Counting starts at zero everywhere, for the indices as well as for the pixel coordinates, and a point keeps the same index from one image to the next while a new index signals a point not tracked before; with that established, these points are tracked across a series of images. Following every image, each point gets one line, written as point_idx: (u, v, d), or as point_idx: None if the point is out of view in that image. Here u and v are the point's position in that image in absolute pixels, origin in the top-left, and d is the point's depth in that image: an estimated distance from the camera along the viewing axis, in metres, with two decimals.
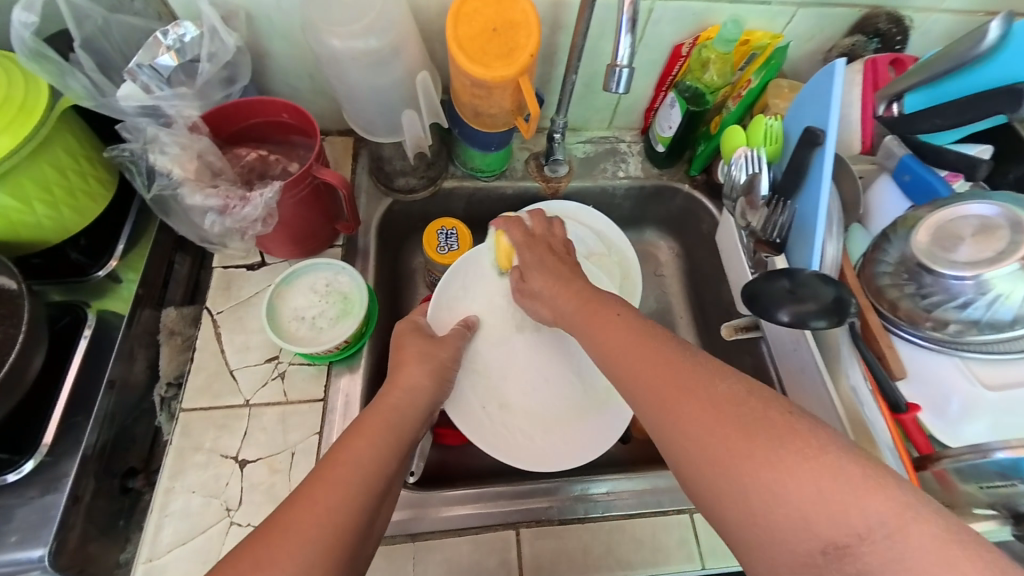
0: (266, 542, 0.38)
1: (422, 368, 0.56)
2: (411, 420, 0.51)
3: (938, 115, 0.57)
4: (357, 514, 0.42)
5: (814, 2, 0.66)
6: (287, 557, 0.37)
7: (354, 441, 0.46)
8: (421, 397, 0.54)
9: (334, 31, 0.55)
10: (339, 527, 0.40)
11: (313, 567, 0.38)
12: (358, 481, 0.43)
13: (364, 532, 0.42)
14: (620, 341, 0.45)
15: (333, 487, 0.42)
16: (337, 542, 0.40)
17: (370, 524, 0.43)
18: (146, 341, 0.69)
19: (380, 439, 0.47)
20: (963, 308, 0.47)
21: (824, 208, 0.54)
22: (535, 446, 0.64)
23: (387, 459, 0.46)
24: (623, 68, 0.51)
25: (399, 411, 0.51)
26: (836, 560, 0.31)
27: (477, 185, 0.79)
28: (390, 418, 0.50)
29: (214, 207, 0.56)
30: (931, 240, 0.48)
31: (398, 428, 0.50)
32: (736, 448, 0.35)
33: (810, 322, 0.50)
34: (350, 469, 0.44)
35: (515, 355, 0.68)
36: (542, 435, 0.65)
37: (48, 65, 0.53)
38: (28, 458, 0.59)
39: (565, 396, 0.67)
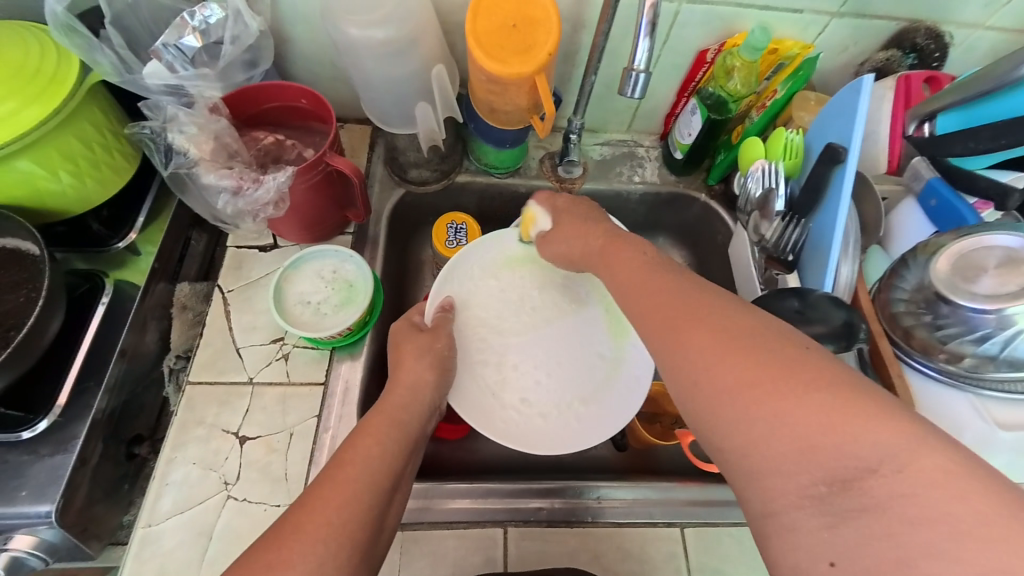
0: (283, 543, 0.37)
1: (422, 363, 0.57)
2: (415, 419, 0.53)
3: (971, 138, 0.54)
4: (368, 511, 0.42)
5: (849, 13, 0.63)
6: (300, 557, 0.37)
7: (359, 442, 0.47)
8: (422, 394, 0.55)
9: (353, 20, 0.55)
10: (352, 524, 0.40)
11: (326, 565, 0.37)
12: (366, 478, 0.43)
13: (375, 528, 0.42)
14: (629, 273, 0.44)
15: (343, 485, 0.42)
16: (351, 538, 0.39)
17: (381, 520, 0.43)
18: (158, 314, 0.71)
19: (386, 440, 0.48)
20: (980, 342, 0.45)
21: (841, 228, 0.52)
22: (547, 429, 0.63)
23: (394, 458, 0.47)
24: (639, 72, 0.50)
25: (402, 409, 0.52)
26: (841, 494, 0.29)
27: (491, 181, 0.79)
28: (392, 418, 0.51)
29: (227, 187, 0.57)
30: (951, 269, 0.46)
31: (401, 427, 0.50)
32: (736, 377, 0.33)
33: (817, 346, 0.49)
34: (358, 468, 0.44)
35: (525, 344, 0.67)
36: (552, 420, 0.64)
37: (77, 39, 0.55)
38: (42, 417, 0.60)
39: (576, 378, 0.66)
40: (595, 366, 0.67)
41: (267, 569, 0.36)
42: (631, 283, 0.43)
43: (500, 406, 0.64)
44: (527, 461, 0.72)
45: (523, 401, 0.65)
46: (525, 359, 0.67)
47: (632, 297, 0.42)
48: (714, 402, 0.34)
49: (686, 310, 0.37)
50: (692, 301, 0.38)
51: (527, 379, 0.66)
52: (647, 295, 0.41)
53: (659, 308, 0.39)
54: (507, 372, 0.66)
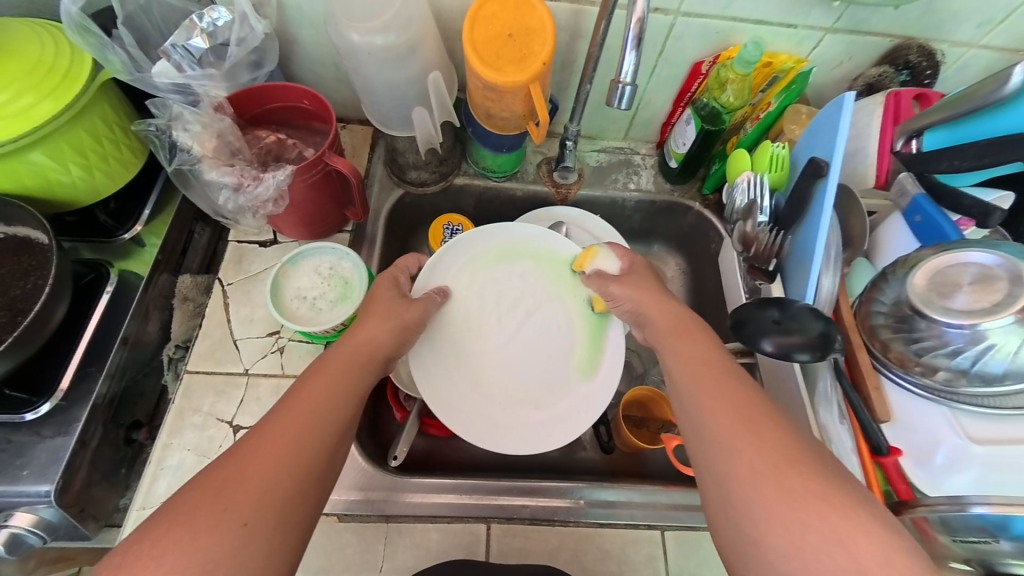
0: (235, 462, 0.40)
1: (385, 325, 0.55)
2: (375, 362, 0.52)
3: (957, 156, 0.55)
4: (321, 444, 0.43)
5: (841, 29, 0.65)
6: (252, 477, 0.39)
7: (314, 379, 0.48)
8: (381, 346, 0.54)
9: (354, 26, 0.57)
10: (303, 454, 0.42)
11: (276, 486, 0.40)
12: (321, 413, 0.45)
13: (330, 460, 0.44)
14: (688, 361, 0.48)
15: (295, 419, 0.44)
16: (302, 466, 0.41)
17: (335, 454, 0.44)
18: (160, 304, 0.74)
19: (341, 380, 0.48)
20: (953, 356, 0.46)
21: (822, 242, 0.53)
22: (529, 424, 0.66)
23: (348, 396, 0.47)
24: (626, 85, 0.51)
25: (363, 354, 0.52)
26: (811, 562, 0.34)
27: (488, 185, 0.80)
28: (352, 358, 0.51)
29: (229, 184, 0.59)
30: (928, 285, 0.47)
31: (359, 368, 0.50)
32: (796, 498, 0.36)
33: (793, 355, 0.50)
34: (311, 406, 0.45)
35: (509, 341, 0.69)
36: (532, 413, 0.66)
37: (91, 39, 0.57)
38: (45, 400, 0.62)
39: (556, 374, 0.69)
40: (568, 359, 0.70)
41: (222, 485, 0.38)
42: (695, 375, 0.46)
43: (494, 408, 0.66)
44: (514, 460, 0.74)
45: (512, 400, 0.67)
46: (512, 358, 0.69)
47: (698, 391, 0.45)
48: (760, 503, 0.37)
49: (754, 422, 0.41)
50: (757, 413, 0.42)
51: (512, 375, 0.68)
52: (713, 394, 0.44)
53: (727, 412, 0.43)
54: (492, 372, 0.68)
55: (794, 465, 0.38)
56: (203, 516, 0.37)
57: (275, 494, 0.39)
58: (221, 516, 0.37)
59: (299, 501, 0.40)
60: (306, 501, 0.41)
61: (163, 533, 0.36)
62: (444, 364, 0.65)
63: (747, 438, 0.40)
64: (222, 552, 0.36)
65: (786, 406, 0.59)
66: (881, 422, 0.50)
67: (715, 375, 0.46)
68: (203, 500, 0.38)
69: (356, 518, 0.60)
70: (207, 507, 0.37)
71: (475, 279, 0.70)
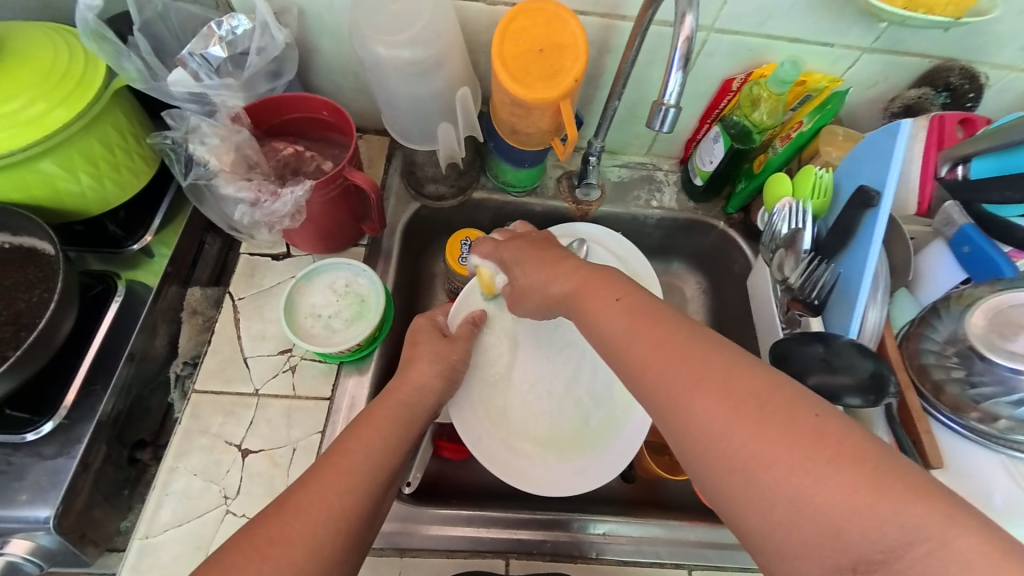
0: (288, 518, 0.39)
1: (433, 368, 0.56)
2: (418, 417, 0.52)
3: (1009, 186, 0.52)
4: (364, 502, 0.43)
5: (880, 48, 0.62)
6: (301, 536, 0.38)
7: (364, 431, 0.48)
8: (427, 396, 0.54)
9: (380, 39, 0.55)
10: (351, 511, 0.41)
11: (321, 545, 0.39)
12: (369, 464, 0.45)
13: (370, 516, 0.43)
14: (624, 319, 0.40)
15: (345, 470, 0.44)
16: (348, 526, 0.41)
17: (376, 510, 0.44)
18: (168, 317, 0.71)
19: (389, 433, 0.49)
20: (1016, 405, 0.43)
21: (870, 272, 0.51)
22: (564, 473, 0.61)
23: (395, 451, 0.48)
24: (668, 108, 0.49)
25: (406, 407, 0.52)
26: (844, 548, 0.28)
27: (507, 200, 0.78)
28: (398, 412, 0.51)
29: (245, 199, 0.57)
30: (988, 325, 0.44)
31: (406, 421, 0.51)
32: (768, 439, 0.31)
33: (843, 398, 0.47)
34: (360, 457, 0.45)
35: (532, 383, 0.65)
36: (567, 457, 0.62)
37: (106, 45, 0.55)
38: (48, 418, 0.59)
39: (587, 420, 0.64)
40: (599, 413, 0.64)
41: (268, 545, 0.38)
42: (645, 332, 0.38)
43: (550, 481, 0.60)
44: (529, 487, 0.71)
45: (565, 452, 0.62)
46: (556, 408, 0.64)
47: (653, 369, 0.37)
48: (718, 440, 0.33)
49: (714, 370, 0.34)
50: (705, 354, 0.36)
51: (554, 425, 0.63)
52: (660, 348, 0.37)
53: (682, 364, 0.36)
54: (539, 432, 0.63)
55: (747, 393, 0.33)
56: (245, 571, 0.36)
57: (322, 553, 0.39)
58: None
59: (341, 564, 0.40)
60: (346, 565, 0.40)
61: None
62: (489, 454, 0.60)
63: (716, 391, 0.33)
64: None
65: None
66: (933, 468, 0.48)
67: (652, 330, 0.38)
68: (252, 556, 0.37)
69: (368, 551, 0.57)
70: (253, 568, 0.36)
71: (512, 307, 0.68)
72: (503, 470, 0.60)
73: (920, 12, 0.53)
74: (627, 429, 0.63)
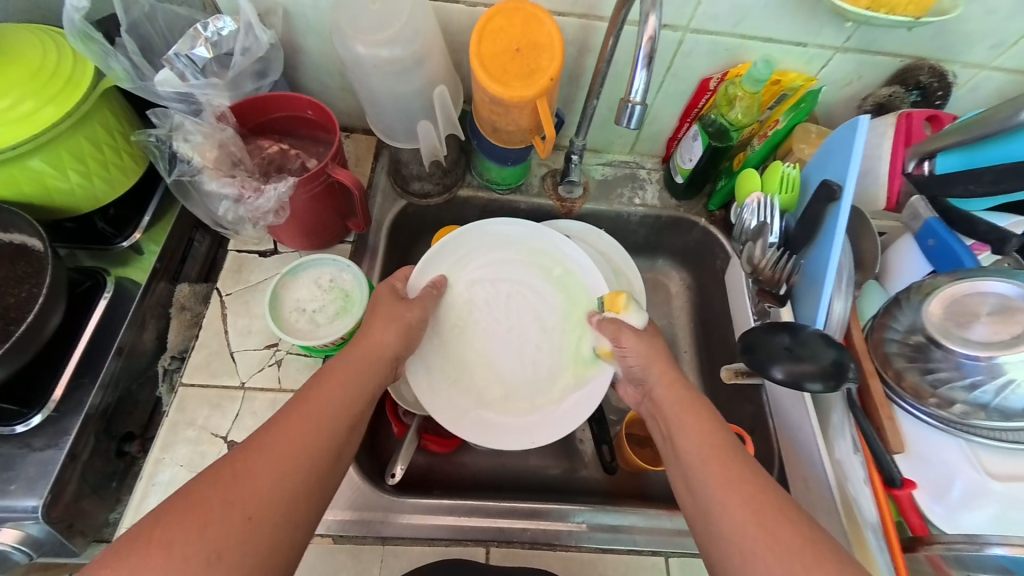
0: (252, 456, 0.42)
1: (387, 322, 0.55)
2: (380, 369, 0.53)
3: (971, 180, 0.54)
4: (325, 446, 0.45)
5: (853, 48, 0.64)
6: (265, 472, 0.42)
7: (324, 383, 0.49)
8: (388, 352, 0.54)
9: (360, 39, 0.56)
10: (312, 451, 0.44)
11: (283, 478, 0.42)
12: (328, 414, 0.47)
13: (333, 460, 0.46)
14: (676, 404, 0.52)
15: (306, 416, 0.46)
16: (309, 465, 0.44)
17: (341, 453, 0.47)
18: (157, 312, 0.72)
19: (350, 384, 0.50)
20: (971, 390, 0.45)
21: (834, 266, 0.52)
22: (582, 401, 0.64)
23: (356, 400, 0.49)
24: (635, 105, 0.51)
25: (368, 359, 0.53)
26: None
27: (492, 197, 0.80)
28: (358, 363, 0.52)
29: (229, 195, 0.58)
30: (945, 313, 0.47)
31: (368, 374, 0.52)
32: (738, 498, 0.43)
33: (804, 384, 0.49)
34: (320, 406, 0.47)
35: (516, 343, 0.67)
36: (563, 391, 0.65)
37: (93, 46, 0.56)
38: (37, 412, 0.61)
39: (553, 341, 0.67)
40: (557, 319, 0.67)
41: (232, 478, 0.41)
42: (682, 414, 0.51)
43: (564, 422, 0.63)
44: (513, 479, 0.72)
45: (554, 392, 0.65)
46: (530, 347, 0.66)
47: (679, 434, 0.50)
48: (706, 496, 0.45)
49: (719, 452, 0.47)
50: (722, 441, 0.48)
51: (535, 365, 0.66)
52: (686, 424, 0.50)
53: (700, 442, 0.48)
54: (525, 390, 0.65)
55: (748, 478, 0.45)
56: (205, 505, 0.39)
57: (284, 486, 0.42)
58: (245, 523, 0.39)
59: (305, 497, 0.43)
60: (312, 500, 0.44)
61: (182, 515, 0.39)
62: (500, 437, 0.62)
63: (714, 467, 0.46)
64: (228, 540, 0.38)
65: (795, 431, 0.58)
66: (896, 454, 0.49)
67: (687, 414, 0.51)
68: (217, 486, 0.40)
69: (350, 540, 0.58)
70: (219, 496, 0.40)
71: (465, 296, 0.67)
72: (516, 442, 0.62)
73: (882, 13, 0.54)
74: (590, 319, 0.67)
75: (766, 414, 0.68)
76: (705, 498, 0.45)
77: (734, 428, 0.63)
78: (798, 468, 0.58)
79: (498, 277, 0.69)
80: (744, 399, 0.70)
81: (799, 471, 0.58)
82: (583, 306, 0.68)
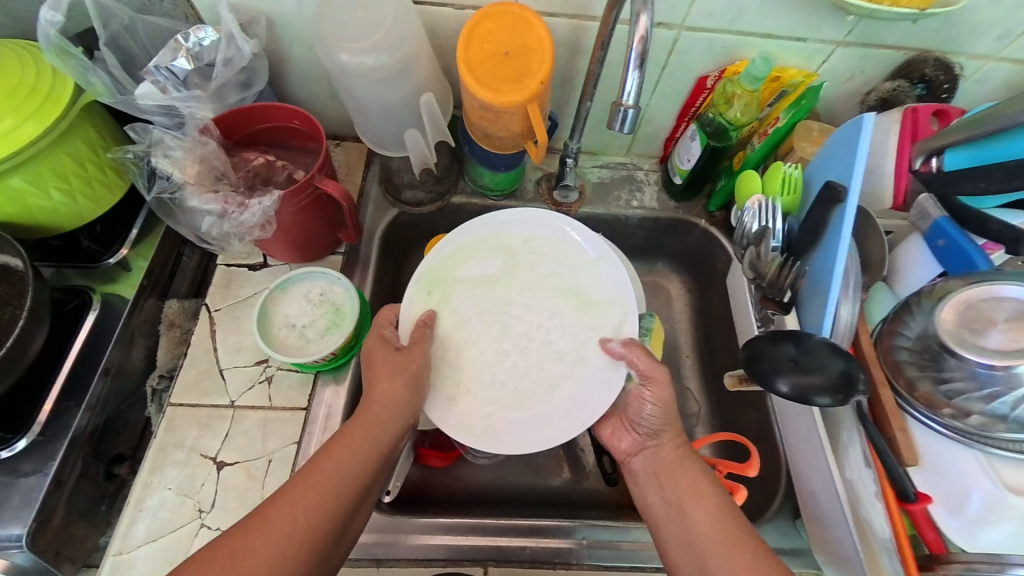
0: (253, 534, 0.42)
1: (401, 383, 0.53)
2: (394, 433, 0.52)
3: (982, 177, 0.51)
4: (328, 524, 0.45)
5: (854, 42, 0.62)
6: (264, 553, 0.42)
7: (333, 450, 0.49)
8: (400, 412, 0.53)
9: (343, 47, 0.54)
10: (315, 530, 0.44)
11: (283, 559, 0.42)
12: (335, 486, 0.47)
13: (337, 533, 0.46)
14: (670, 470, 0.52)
15: (312, 488, 0.46)
16: (311, 543, 0.44)
17: (346, 524, 0.47)
18: (146, 330, 0.70)
19: (360, 452, 0.49)
20: (989, 400, 0.43)
21: (841, 269, 0.50)
22: (592, 390, 0.58)
23: (365, 470, 0.49)
24: (629, 108, 0.49)
25: (379, 428, 0.51)
26: None
27: (486, 204, 0.78)
28: (370, 429, 0.51)
29: (213, 211, 0.56)
30: (959, 320, 0.45)
31: (378, 442, 0.51)
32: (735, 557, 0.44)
33: (812, 398, 0.47)
34: (326, 478, 0.47)
35: (524, 333, 0.61)
36: (569, 377, 0.59)
37: (71, 60, 0.55)
38: (21, 437, 0.59)
39: (555, 332, 0.61)
40: (564, 294, 0.62)
41: (232, 557, 0.41)
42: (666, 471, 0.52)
43: (600, 396, 0.57)
44: (513, 493, 0.70)
45: (572, 376, 0.59)
46: (530, 337, 0.61)
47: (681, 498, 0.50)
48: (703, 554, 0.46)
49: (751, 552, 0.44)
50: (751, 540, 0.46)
51: (543, 363, 0.60)
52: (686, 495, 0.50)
53: (709, 515, 0.48)
54: (540, 393, 0.59)
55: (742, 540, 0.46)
56: None
57: (284, 566, 0.42)
58: None
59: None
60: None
61: None
62: (524, 447, 0.56)
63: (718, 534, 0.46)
64: None
65: (801, 442, 0.56)
66: (909, 466, 0.47)
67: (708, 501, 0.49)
68: (212, 566, 0.40)
69: (343, 562, 0.57)
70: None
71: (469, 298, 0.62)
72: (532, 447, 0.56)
73: (886, 4, 0.52)
74: (595, 291, 0.62)
75: (770, 422, 0.65)
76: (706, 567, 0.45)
77: (740, 438, 0.61)
78: (804, 481, 0.56)
79: (477, 264, 0.64)
80: (749, 405, 0.68)
81: (804, 484, 0.56)
82: (576, 285, 0.63)
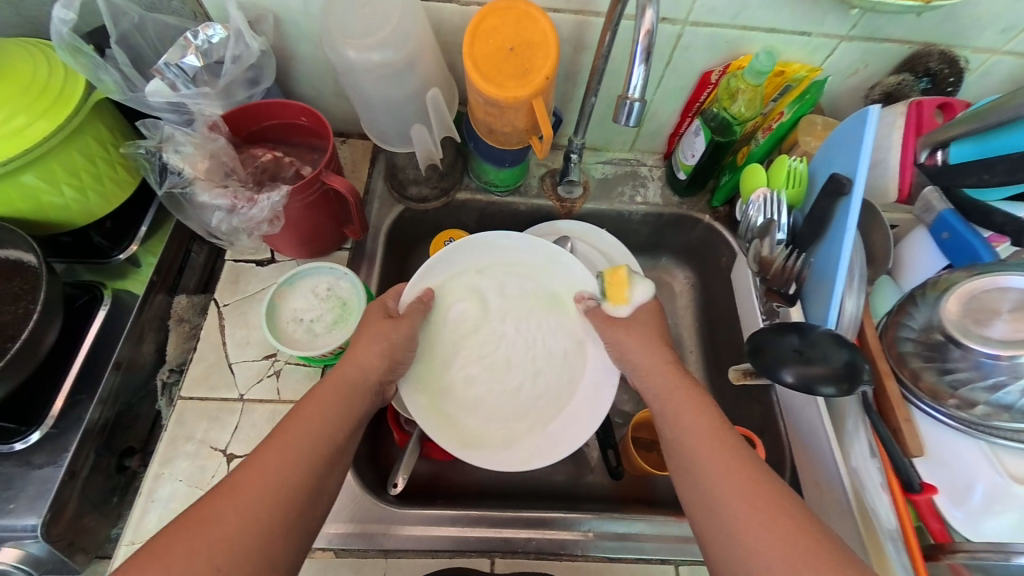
0: (221, 496, 0.42)
1: (374, 347, 0.54)
2: (364, 394, 0.53)
3: (987, 169, 0.51)
4: (302, 482, 0.45)
5: (858, 36, 0.62)
6: (235, 516, 0.41)
7: (302, 411, 0.49)
8: (371, 373, 0.54)
9: (350, 43, 0.55)
10: (287, 489, 0.44)
11: (257, 518, 0.41)
12: (306, 444, 0.46)
13: (314, 491, 0.45)
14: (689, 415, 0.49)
15: (283, 447, 0.46)
16: (284, 502, 0.43)
17: (323, 483, 0.46)
18: (155, 325, 0.71)
19: (331, 411, 0.49)
20: (992, 390, 0.44)
21: (846, 261, 0.50)
22: (596, 389, 0.62)
23: (337, 427, 0.49)
24: (634, 102, 0.49)
25: (348, 383, 0.52)
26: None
27: (490, 200, 0.78)
28: (340, 389, 0.51)
29: (222, 206, 0.57)
30: (963, 311, 0.45)
31: (349, 401, 0.51)
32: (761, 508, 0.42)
33: (816, 387, 0.47)
34: (297, 438, 0.47)
35: (530, 350, 0.63)
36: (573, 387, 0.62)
37: (82, 58, 0.55)
38: (35, 428, 0.60)
39: (559, 348, 0.64)
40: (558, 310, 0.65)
41: (200, 522, 0.40)
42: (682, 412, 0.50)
43: (604, 390, 0.61)
44: (519, 486, 0.70)
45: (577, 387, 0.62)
46: (536, 354, 0.63)
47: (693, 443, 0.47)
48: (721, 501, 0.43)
49: (770, 499, 0.42)
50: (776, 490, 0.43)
51: (545, 376, 0.63)
52: (736, 481, 0.44)
53: (724, 459, 0.45)
54: (550, 409, 0.61)
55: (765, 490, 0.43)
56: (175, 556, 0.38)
57: (256, 526, 0.41)
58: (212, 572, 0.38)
59: (282, 536, 0.42)
60: (291, 534, 0.43)
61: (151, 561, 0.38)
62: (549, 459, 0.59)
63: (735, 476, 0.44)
64: None
65: (807, 434, 0.58)
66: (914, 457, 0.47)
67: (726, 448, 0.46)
68: (180, 533, 0.40)
69: (351, 553, 0.58)
70: (186, 544, 0.39)
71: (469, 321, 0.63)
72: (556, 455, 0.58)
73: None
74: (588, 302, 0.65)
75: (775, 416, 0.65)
76: (751, 565, 0.40)
77: (746, 432, 0.61)
78: (811, 473, 0.57)
79: (479, 287, 0.65)
80: (754, 399, 0.68)
81: (811, 476, 0.57)
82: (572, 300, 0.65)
